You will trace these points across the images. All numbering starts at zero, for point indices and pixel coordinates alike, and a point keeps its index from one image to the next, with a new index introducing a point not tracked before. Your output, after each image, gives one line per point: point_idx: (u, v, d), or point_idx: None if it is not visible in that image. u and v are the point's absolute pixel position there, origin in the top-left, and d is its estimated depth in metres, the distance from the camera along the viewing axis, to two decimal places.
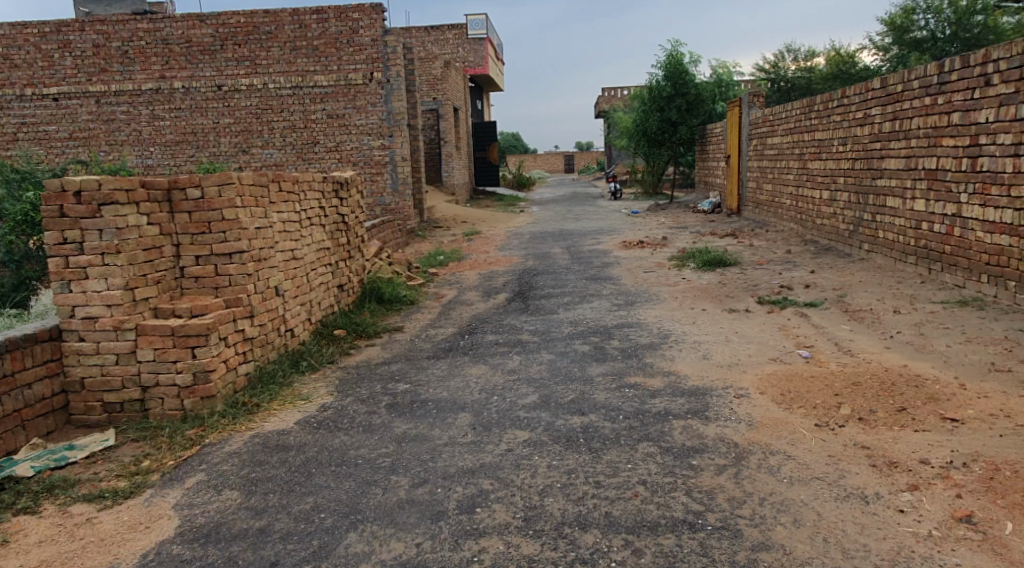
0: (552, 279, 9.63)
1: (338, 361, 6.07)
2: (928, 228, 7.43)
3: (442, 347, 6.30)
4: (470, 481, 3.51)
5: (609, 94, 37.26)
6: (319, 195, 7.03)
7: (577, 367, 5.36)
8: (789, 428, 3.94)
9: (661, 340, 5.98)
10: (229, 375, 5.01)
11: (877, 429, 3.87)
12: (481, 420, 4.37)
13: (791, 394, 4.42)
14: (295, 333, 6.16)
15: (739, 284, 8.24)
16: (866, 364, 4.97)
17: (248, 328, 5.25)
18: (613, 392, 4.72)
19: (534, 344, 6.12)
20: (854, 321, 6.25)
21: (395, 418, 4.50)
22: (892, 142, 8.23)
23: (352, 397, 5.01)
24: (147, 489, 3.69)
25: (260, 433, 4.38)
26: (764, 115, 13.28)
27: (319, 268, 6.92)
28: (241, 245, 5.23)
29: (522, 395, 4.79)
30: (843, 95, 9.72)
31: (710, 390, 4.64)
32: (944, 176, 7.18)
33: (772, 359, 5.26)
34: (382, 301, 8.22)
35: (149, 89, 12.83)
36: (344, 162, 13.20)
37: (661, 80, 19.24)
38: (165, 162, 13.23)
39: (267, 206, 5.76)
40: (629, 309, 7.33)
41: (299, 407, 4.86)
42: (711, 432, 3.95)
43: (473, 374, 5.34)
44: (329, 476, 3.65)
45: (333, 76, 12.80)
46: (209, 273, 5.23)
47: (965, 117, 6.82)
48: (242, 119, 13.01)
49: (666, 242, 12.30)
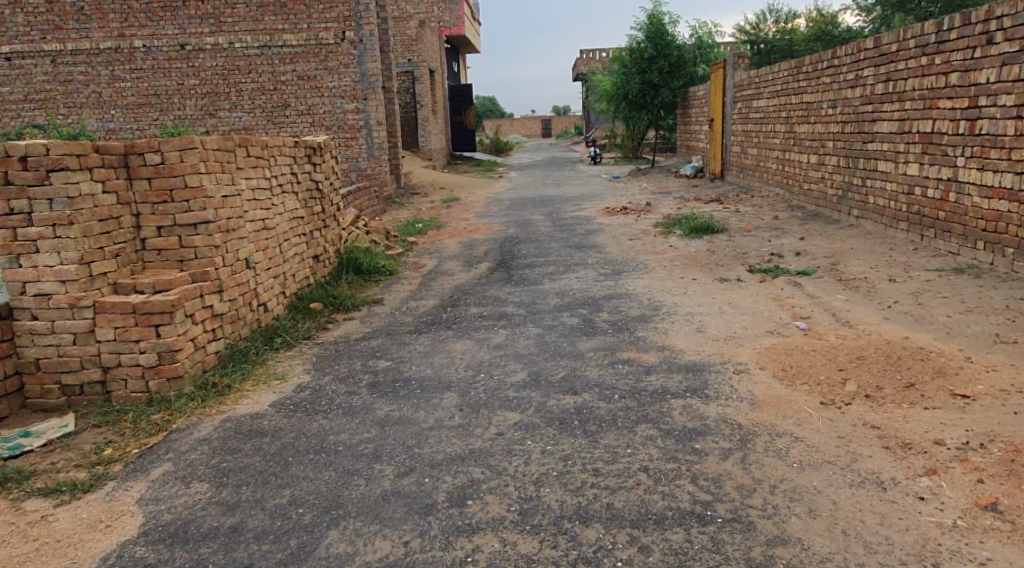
0: (535, 246, 9.38)
1: (315, 336, 5.77)
2: (921, 193, 7.26)
3: (424, 321, 6.03)
4: (459, 469, 3.27)
5: (587, 55, 36.68)
6: (290, 161, 6.67)
7: (567, 342, 5.12)
8: (794, 408, 3.74)
9: (653, 312, 5.76)
10: (198, 354, 4.70)
11: (885, 406, 3.69)
12: (468, 400, 4.14)
13: (793, 369, 4.23)
14: (269, 308, 5.86)
15: (729, 252, 8.03)
16: (867, 336, 4.79)
17: (217, 304, 4.95)
18: (606, 368, 4.50)
19: (520, 317, 5.88)
20: (849, 290, 6.07)
21: (377, 399, 4.24)
22: (885, 104, 8.00)
23: (331, 376, 4.73)
24: (109, 481, 3.39)
25: (232, 417, 4.09)
26: (750, 77, 13.00)
27: (293, 239, 6.59)
28: (207, 214, 4.90)
29: (510, 373, 4.55)
30: (834, 55, 9.44)
31: (707, 366, 4.44)
32: (940, 140, 6.98)
33: (770, 332, 5.06)
34: (360, 272, 7.91)
35: (108, 48, 12.22)
36: (317, 126, 12.73)
37: (642, 41, 18.83)
38: (127, 125, 12.66)
39: (234, 173, 5.41)
40: (617, 278, 7.09)
41: (273, 388, 4.58)
42: (713, 412, 3.74)
43: (458, 351, 5.09)
44: (308, 465, 3.38)
45: (303, 35, 12.29)
46: (173, 245, 4.90)
47: (964, 77, 6.60)
48: (208, 80, 12.46)
49: (650, 208, 12.08)
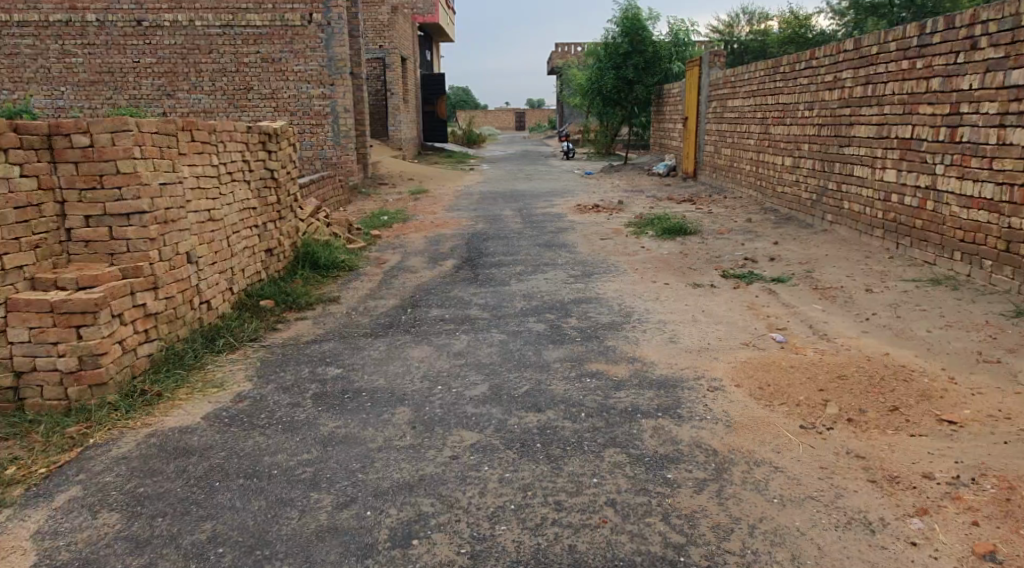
0: (503, 244, 9.04)
1: (261, 337, 5.37)
2: (897, 201, 7.07)
3: (381, 323, 5.66)
4: (406, 500, 2.95)
5: (562, 49, 36.35)
6: (242, 148, 6.28)
7: (532, 351, 4.79)
8: (773, 432, 3.46)
9: (623, 319, 5.47)
10: (126, 358, 4.32)
11: (870, 433, 3.39)
12: (422, 416, 3.80)
13: (770, 388, 3.94)
14: (213, 306, 5.47)
15: (702, 255, 7.80)
16: (846, 351, 4.53)
17: (151, 302, 4.59)
18: (573, 382, 4.20)
19: (484, 322, 5.54)
20: (825, 300, 5.83)
21: (323, 414, 3.88)
22: (864, 107, 7.80)
23: (274, 386, 4.36)
24: (4, 509, 3.01)
25: (158, 432, 3.75)
26: (726, 76, 12.79)
27: (243, 231, 6.19)
28: (141, 204, 4.58)
29: (470, 386, 4.22)
30: (811, 56, 9.24)
31: (681, 382, 4.16)
32: (918, 146, 6.78)
33: (746, 344, 4.79)
34: (316, 267, 7.49)
35: (58, 21, 11.64)
36: (280, 111, 12.24)
37: (617, 36, 18.59)
38: (77, 104, 12.07)
39: (175, 159, 5.05)
40: (586, 281, 6.80)
41: (209, 397, 4.21)
42: (686, 435, 3.46)
43: (415, 358, 4.73)
44: (235, 493, 3.04)
45: (268, 15, 11.79)
46: (102, 237, 4.54)
47: (945, 83, 6.41)
48: (166, 59, 11.93)
49: (622, 206, 11.80)
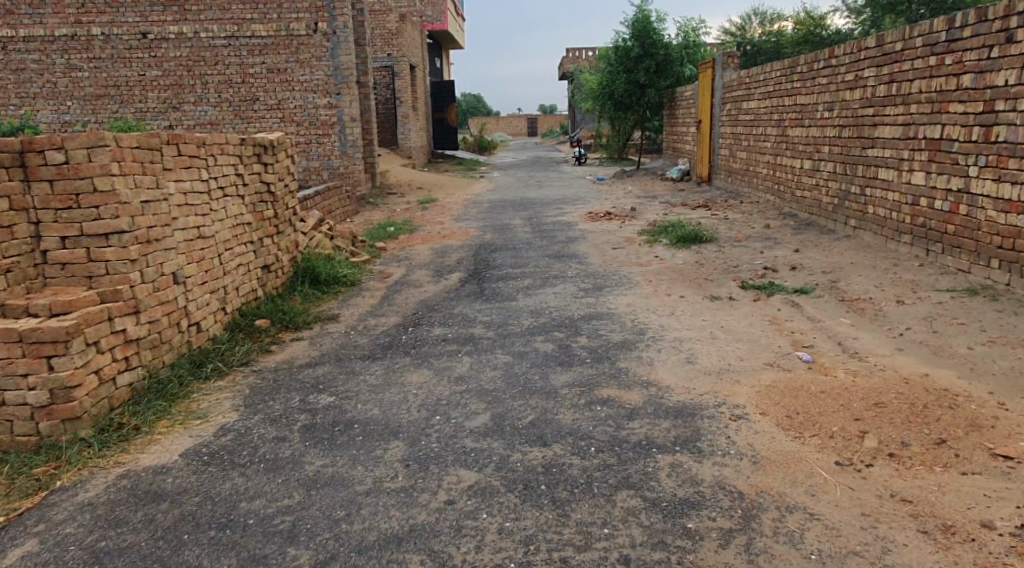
0: (511, 255, 8.71)
1: (253, 361, 5.07)
2: (927, 205, 6.68)
3: (381, 344, 5.35)
4: (395, 557, 2.69)
5: (574, 54, 36.00)
6: (234, 161, 6.00)
7: (539, 375, 4.46)
8: (805, 471, 3.10)
9: (636, 337, 5.13)
10: (104, 389, 4.02)
11: (915, 471, 3.03)
12: (418, 451, 3.49)
13: (801, 418, 3.58)
14: (203, 328, 5.18)
15: (719, 265, 7.43)
16: (881, 373, 4.15)
17: (132, 327, 4.29)
18: (582, 411, 3.85)
19: (489, 341, 5.22)
20: (853, 312, 5.45)
21: (309, 450, 3.57)
22: (888, 107, 7.41)
23: (261, 416, 4.06)
24: None
25: (132, 471, 3.48)
26: (740, 77, 12.42)
27: (236, 248, 5.90)
28: (120, 223, 4.29)
29: (470, 415, 3.88)
30: (830, 55, 8.86)
31: (700, 409, 3.81)
32: (949, 147, 6.38)
33: (769, 365, 4.43)
34: (316, 282, 7.19)
35: (64, 35, 11.49)
36: (287, 121, 11.99)
37: (627, 40, 18.18)
38: (83, 118, 11.90)
39: (159, 175, 4.77)
40: (598, 295, 6.46)
41: (191, 429, 3.93)
42: (707, 474, 3.12)
43: (413, 384, 4.41)
44: (207, 552, 2.79)
45: (273, 25, 11.58)
46: (80, 258, 4.26)
47: (978, 79, 6.01)
48: (171, 71, 11.73)
49: (635, 213, 11.45)
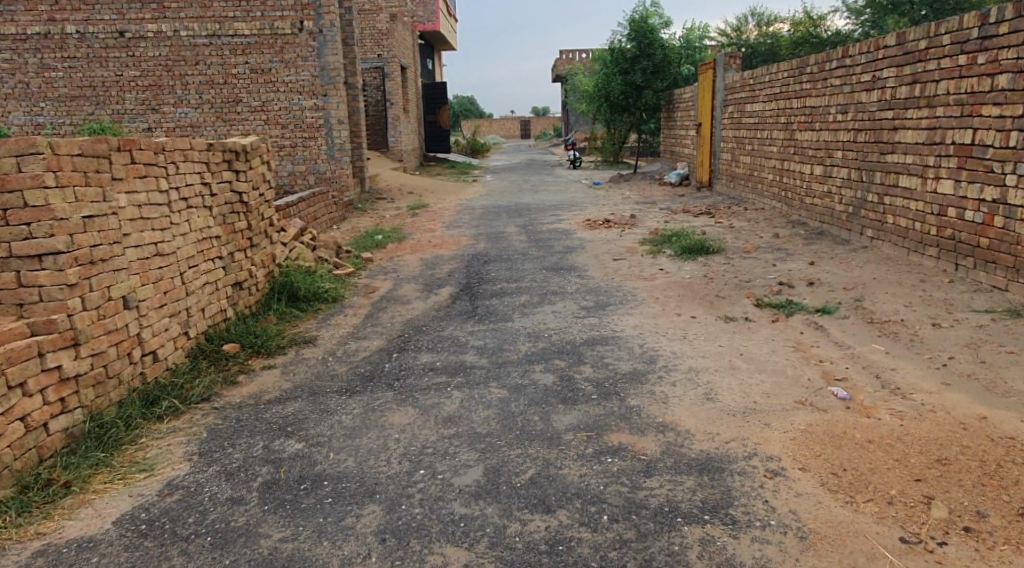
0: (505, 267, 8.15)
1: (216, 394, 4.50)
2: (956, 216, 6.16)
3: (361, 374, 4.78)
4: None
5: (568, 56, 35.48)
6: (200, 169, 5.43)
7: (539, 415, 3.90)
8: (865, 552, 2.61)
9: (647, 367, 4.58)
10: (31, 438, 3.44)
11: (1000, 554, 2.56)
12: (398, 517, 2.95)
13: (850, 473, 3.06)
14: (160, 358, 4.59)
15: (730, 279, 6.89)
16: (933, 415, 3.60)
17: (69, 363, 3.70)
18: (591, 464, 3.30)
19: (483, 371, 4.65)
20: (886, 337, 4.91)
21: (267, 518, 3.00)
22: (910, 110, 6.88)
23: (217, 468, 3.49)
24: None
25: (54, 546, 2.92)
26: (743, 78, 11.89)
27: (201, 266, 5.32)
28: (55, 242, 3.72)
29: (460, 470, 3.32)
30: (844, 55, 8.35)
31: (728, 463, 3.25)
32: (982, 153, 5.86)
33: (801, 404, 3.88)
34: (293, 298, 6.61)
35: (37, 33, 10.89)
36: (271, 124, 11.40)
37: (625, 42, 17.53)
38: (58, 120, 11.30)
39: (108, 186, 4.20)
40: (600, 314, 5.92)
41: (133, 486, 3.36)
42: (747, 557, 2.62)
43: (394, 427, 3.84)
44: None
45: (256, 23, 11.00)
46: (9, 284, 3.69)
47: (1016, 80, 5.50)
48: (150, 71, 11.12)
49: (635, 220, 10.91)
